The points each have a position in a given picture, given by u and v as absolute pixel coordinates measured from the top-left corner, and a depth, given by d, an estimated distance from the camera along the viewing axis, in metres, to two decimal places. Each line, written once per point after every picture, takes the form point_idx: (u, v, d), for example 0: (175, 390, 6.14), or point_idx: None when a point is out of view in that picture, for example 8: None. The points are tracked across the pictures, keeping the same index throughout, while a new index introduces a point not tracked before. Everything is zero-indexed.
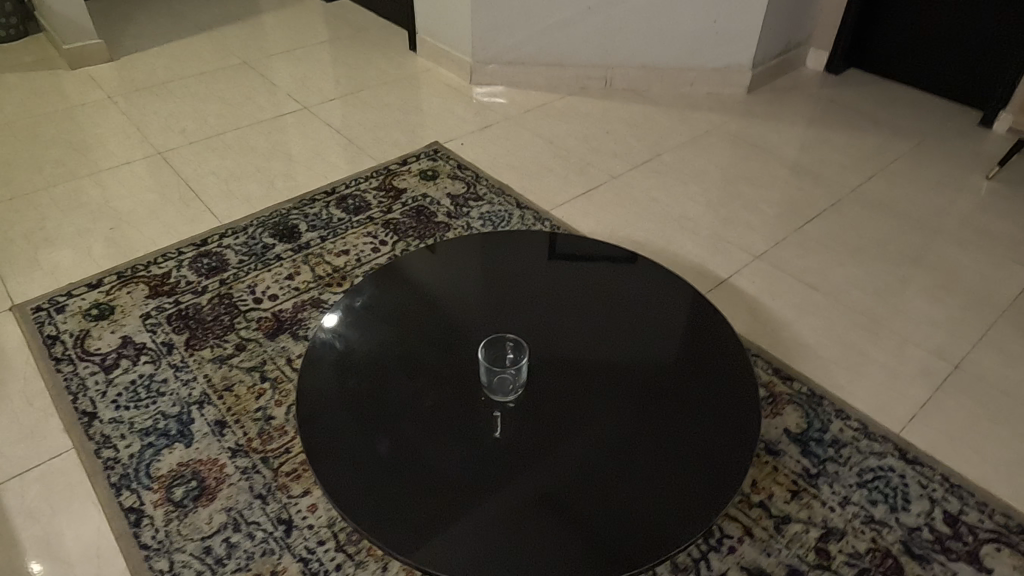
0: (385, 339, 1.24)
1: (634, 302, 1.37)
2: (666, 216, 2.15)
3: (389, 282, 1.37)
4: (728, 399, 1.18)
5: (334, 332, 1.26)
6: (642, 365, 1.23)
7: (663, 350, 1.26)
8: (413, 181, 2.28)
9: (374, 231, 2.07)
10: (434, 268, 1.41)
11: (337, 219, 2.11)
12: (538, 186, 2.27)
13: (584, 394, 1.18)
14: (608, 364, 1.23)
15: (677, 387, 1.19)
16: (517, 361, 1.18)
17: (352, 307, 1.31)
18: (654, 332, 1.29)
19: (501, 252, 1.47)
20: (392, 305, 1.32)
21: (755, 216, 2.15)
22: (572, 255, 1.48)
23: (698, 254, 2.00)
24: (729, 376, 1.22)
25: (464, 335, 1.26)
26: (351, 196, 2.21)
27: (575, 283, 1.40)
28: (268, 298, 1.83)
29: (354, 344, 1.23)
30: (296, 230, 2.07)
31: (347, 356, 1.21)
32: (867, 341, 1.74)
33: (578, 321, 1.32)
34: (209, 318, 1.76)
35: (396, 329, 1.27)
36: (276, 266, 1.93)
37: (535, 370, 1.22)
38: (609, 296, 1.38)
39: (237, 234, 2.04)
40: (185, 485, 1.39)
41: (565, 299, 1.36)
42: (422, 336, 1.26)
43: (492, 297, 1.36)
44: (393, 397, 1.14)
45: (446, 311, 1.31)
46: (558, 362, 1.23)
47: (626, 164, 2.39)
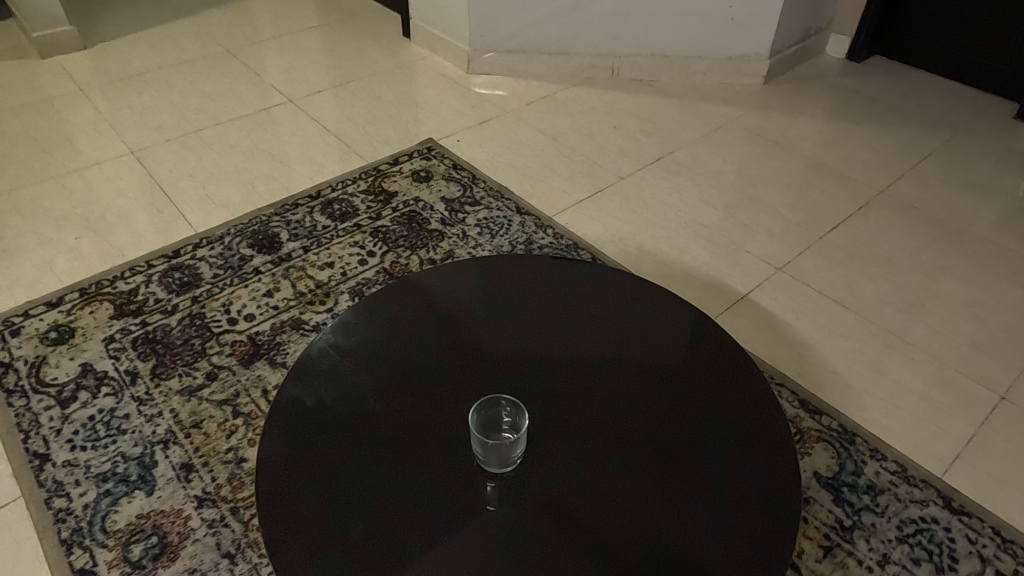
0: (364, 386, 1.08)
1: (648, 331, 1.20)
2: (679, 223, 1.98)
3: (368, 318, 1.20)
4: (763, 452, 1.00)
5: (307, 376, 1.09)
6: (658, 411, 1.06)
7: (685, 392, 1.09)
8: (404, 184, 2.11)
9: (361, 241, 1.90)
10: (421, 296, 1.25)
11: (321, 227, 1.94)
12: (540, 189, 2.10)
13: (592, 450, 1.01)
14: (621, 412, 1.06)
15: (701, 438, 1.02)
16: (515, 426, 1.02)
17: (329, 344, 1.14)
18: (672, 370, 1.12)
19: (498, 279, 1.30)
20: (375, 342, 1.15)
21: (776, 222, 1.98)
22: (577, 280, 1.30)
23: (714, 266, 1.84)
24: (762, 423, 1.04)
25: (456, 380, 1.10)
26: (337, 201, 2.04)
27: (582, 312, 1.23)
28: (244, 318, 1.67)
29: (328, 392, 1.07)
30: (277, 239, 1.90)
31: (319, 409, 1.04)
32: (902, 367, 1.58)
33: (585, 358, 1.15)
34: (178, 342, 1.60)
35: (377, 372, 1.10)
36: (254, 281, 1.77)
37: (536, 423, 1.05)
38: (621, 325, 1.21)
39: (212, 245, 1.88)
40: (144, 542, 1.24)
41: (572, 330, 1.20)
42: (407, 381, 1.09)
43: (489, 331, 1.19)
44: (370, 462, 0.98)
45: (435, 351, 1.15)
46: (563, 410, 1.07)
47: (635, 163, 2.21)
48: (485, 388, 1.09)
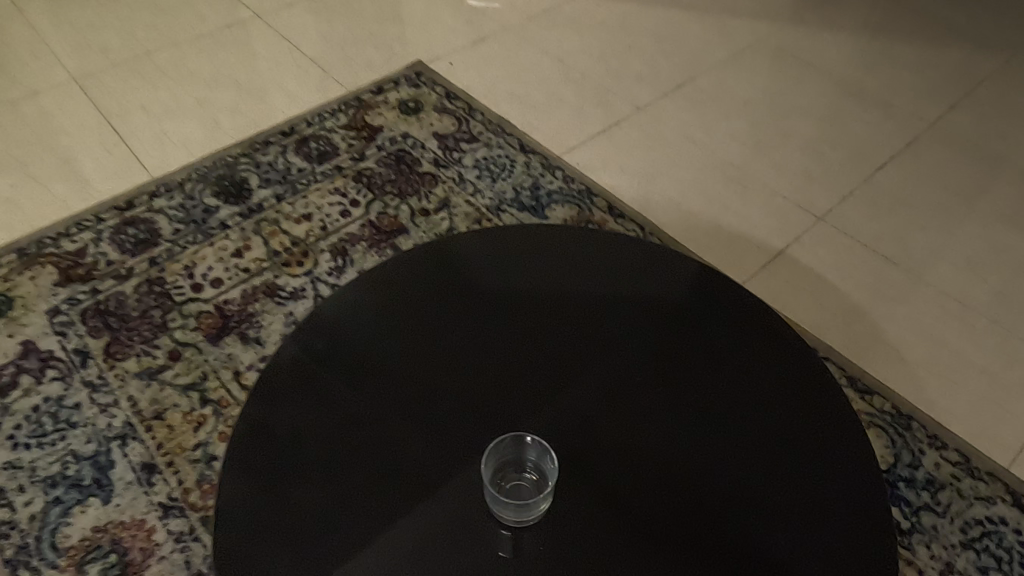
0: (347, 398, 0.88)
1: (690, 314, 0.98)
2: (706, 163, 1.74)
3: (351, 314, 0.97)
4: (841, 483, 0.82)
5: (275, 387, 0.88)
6: (709, 425, 0.87)
7: (739, 397, 0.89)
8: (390, 116, 1.84)
9: (342, 187, 1.66)
10: (414, 274, 1.03)
11: (296, 170, 1.70)
12: (546, 123, 1.84)
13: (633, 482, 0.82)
14: (666, 427, 0.86)
15: (765, 463, 0.84)
16: (541, 468, 0.85)
17: (304, 343, 0.93)
18: (724, 367, 0.92)
19: (505, 253, 1.06)
20: (360, 339, 0.94)
21: (815, 162, 1.74)
22: (602, 252, 1.07)
23: (745, 216, 1.62)
24: (837, 440, 0.86)
25: (460, 386, 0.90)
26: (314, 138, 1.78)
27: (611, 289, 1.01)
28: (210, 284, 1.45)
29: (302, 409, 0.86)
30: (246, 186, 1.66)
31: (293, 433, 0.84)
32: (960, 337, 1.40)
33: (617, 350, 0.94)
34: (134, 315, 1.39)
35: (364, 377, 0.90)
36: (220, 239, 1.54)
37: (561, 443, 0.86)
38: (659, 306, 0.99)
39: (172, 195, 1.63)
40: (102, 562, 1.08)
41: (598, 314, 0.98)
42: (400, 389, 0.89)
43: (498, 317, 0.98)
44: (360, 504, 0.79)
45: (434, 346, 0.94)
46: (594, 427, 0.87)
47: (653, 91, 1.94)
48: (497, 397, 0.89)
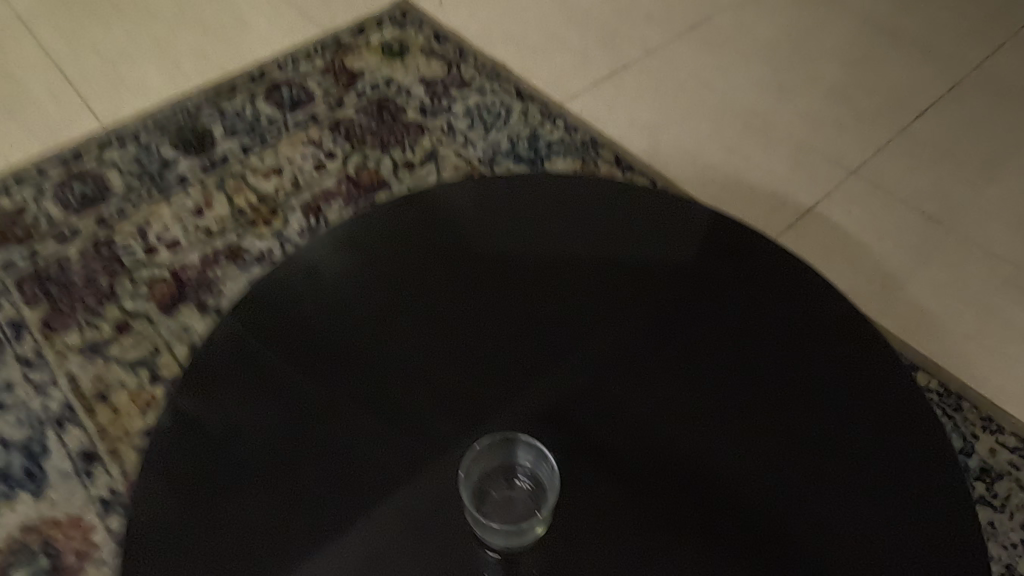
0: (300, 385, 0.72)
1: (720, 281, 0.81)
2: (724, 111, 1.55)
3: (310, 279, 0.81)
4: (906, 481, 0.67)
5: (211, 370, 0.72)
6: (748, 421, 0.70)
7: (784, 385, 0.73)
8: (372, 60, 1.64)
9: (317, 137, 1.48)
10: (383, 236, 0.85)
11: (265, 119, 1.51)
12: (546, 67, 1.64)
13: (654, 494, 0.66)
14: (694, 421, 0.70)
15: (813, 458, 0.68)
16: (538, 473, 0.69)
17: (248, 316, 0.77)
18: (762, 349, 0.76)
19: (497, 206, 0.89)
20: (318, 311, 0.78)
21: (847, 109, 1.56)
22: (613, 205, 0.89)
23: (770, 170, 1.44)
24: (903, 433, 0.70)
25: (441, 373, 0.74)
26: (287, 83, 1.59)
27: (622, 250, 0.84)
28: (165, 246, 1.28)
29: (243, 401, 0.70)
30: (209, 137, 1.47)
31: (230, 430, 0.68)
32: (1013, 306, 1.24)
33: (632, 329, 0.77)
34: (78, 282, 1.22)
35: (321, 357, 0.74)
36: (177, 195, 1.37)
37: (564, 443, 0.70)
38: (681, 271, 0.82)
39: (125, 146, 1.45)
40: (31, 566, 0.93)
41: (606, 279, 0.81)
42: (367, 378, 0.73)
43: (486, 284, 0.81)
44: (316, 521, 0.64)
45: (410, 321, 0.77)
46: (605, 422, 0.71)
47: (665, 32, 1.74)
48: (485, 384, 0.73)
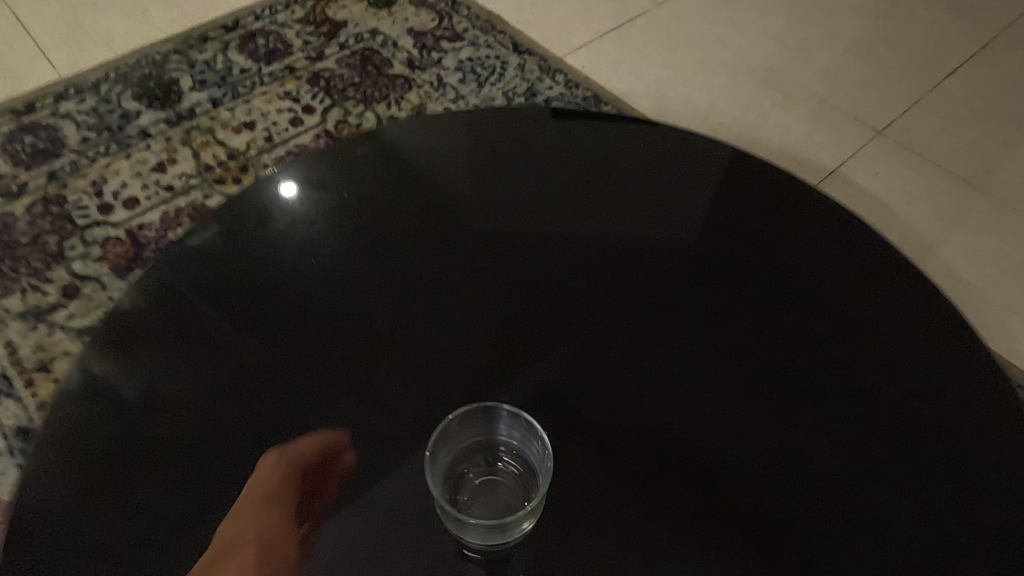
0: (239, 344, 0.60)
1: (747, 237, 0.70)
2: (739, 67, 1.43)
3: (261, 219, 0.70)
4: (955, 424, 0.57)
5: (131, 327, 0.60)
6: (788, 399, 0.59)
7: (832, 358, 0.61)
8: (356, 10, 1.51)
9: (294, 89, 1.35)
10: (351, 178, 0.74)
11: (238, 70, 1.38)
12: (545, 20, 1.52)
13: (676, 483, 0.55)
14: (704, 377, 0.60)
15: (841, 408, 0.59)
16: (524, 453, 0.57)
17: (182, 263, 0.65)
18: (803, 316, 0.64)
19: (477, 144, 0.79)
20: (270, 260, 0.67)
21: (872, 67, 1.43)
22: (607, 143, 0.79)
23: (789, 129, 1.32)
24: (950, 375, 0.60)
25: (416, 335, 0.62)
26: (263, 33, 1.46)
27: (628, 199, 0.73)
28: (122, 204, 1.16)
29: (168, 364, 0.59)
30: (175, 89, 1.35)
31: (151, 397, 0.56)
32: None
33: (644, 288, 0.66)
34: (23, 241, 1.11)
35: (271, 302, 0.63)
36: (138, 150, 1.24)
37: (561, 417, 0.58)
38: (700, 225, 0.71)
39: (83, 97, 1.32)
40: None
41: (611, 231, 0.70)
42: (326, 339, 0.61)
43: (469, 237, 0.70)
44: (253, 508, 0.51)
45: (378, 278, 0.66)
46: (611, 393, 0.59)
47: None
48: (466, 347, 0.62)
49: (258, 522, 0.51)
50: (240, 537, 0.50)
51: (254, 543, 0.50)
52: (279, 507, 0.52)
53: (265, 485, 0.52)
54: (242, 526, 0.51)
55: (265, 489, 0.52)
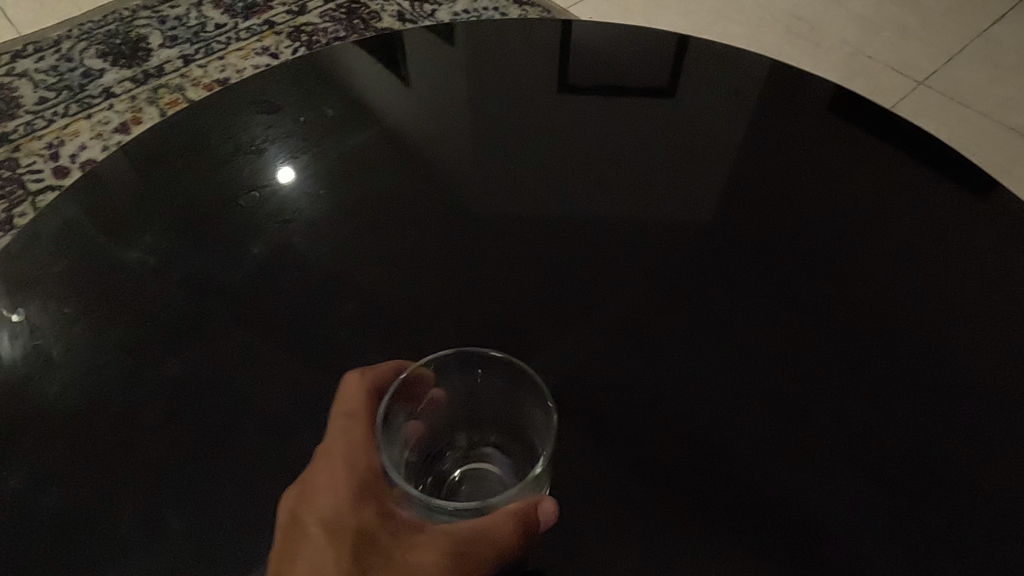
0: (148, 290, 0.47)
1: (812, 149, 0.54)
2: (762, 16, 1.30)
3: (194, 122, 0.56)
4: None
5: (14, 264, 0.47)
6: (891, 381, 0.43)
7: (932, 322, 0.45)
8: None
9: (273, 44, 1.23)
10: (299, 89, 0.59)
11: (213, 24, 1.26)
12: None
13: (764, 513, 0.38)
14: (739, 281, 0.48)
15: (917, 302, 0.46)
16: (516, 424, 0.41)
17: (83, 186, 0.52)
18: (881, 229, 0.50)
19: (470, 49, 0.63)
20: (188, 188, 0.52)
21: (911, 13, 1.30)
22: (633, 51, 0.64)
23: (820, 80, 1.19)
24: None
25: (376, 293, 0.47)
26: None
27: (658, 115, 0.58)
28: (80, 167, 1.05)
29: (55, 310, 0.45)
30: (143, 45, 1.23)
31: (33, 353, 0.43)
32: None
33: (670, 223, 0.51)
34: None
35: (198, 232, 0.50)
36: (100, 110, 1.13)
37: (573, 396, 0.42)
38: (755, 139, 0.55)
39: (42, 55, 1.21)
40: None
41: (623, 149, 0.55)
42: (254, 297, 0.47)
43: (442, 162, 0.55)
44: (152, 510, 0.38)
45: (323, 215, 0.51)
46: (641, 365, 0.43)
47: None
48: (436, 300, 0.47)
49: (346, 434, 0.36)
50: (328, 451, 0.36)
51: (343, 455, 0.35)
52: (371, 420, 0.37)
53: (348, 401, 0.37)
54: (332, 439, 0.36)
55: (345, 402, 0.37)
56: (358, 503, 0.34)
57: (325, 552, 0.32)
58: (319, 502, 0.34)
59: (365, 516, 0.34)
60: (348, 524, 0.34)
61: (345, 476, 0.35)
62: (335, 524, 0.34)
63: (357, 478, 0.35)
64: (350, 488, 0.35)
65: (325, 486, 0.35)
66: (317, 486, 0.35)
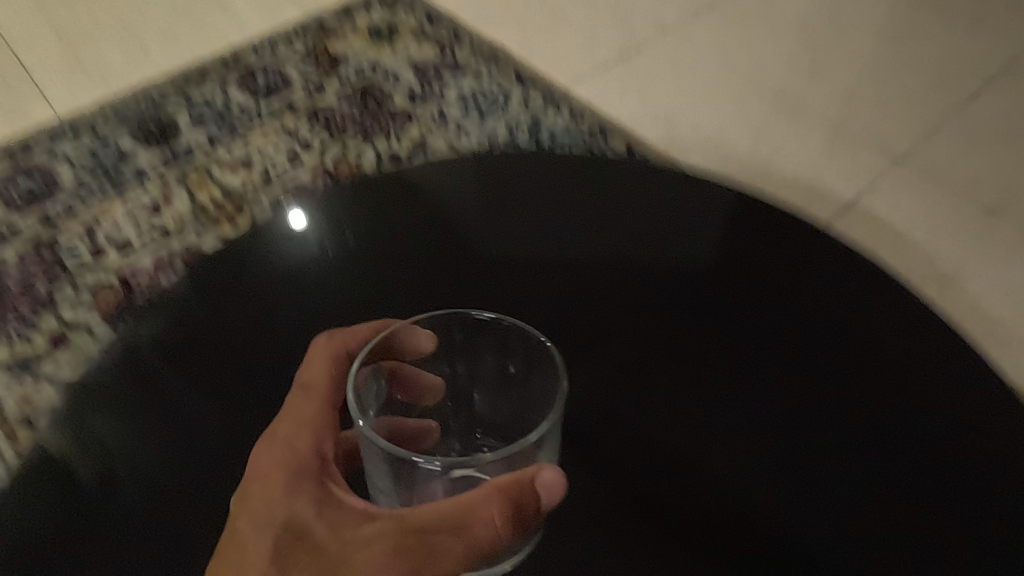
0: None
1: None
2: (749, 93, 1.39)
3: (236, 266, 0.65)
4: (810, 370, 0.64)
5: None
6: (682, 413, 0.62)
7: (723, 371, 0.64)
8: (357, 44, 1.49)
9: (293, 126, 1.32)
10: (329, 221, 0.79)
11: (237, 106, 1.36)
12: (549, 50, 1.49)
13: (654, 521, 0.57)
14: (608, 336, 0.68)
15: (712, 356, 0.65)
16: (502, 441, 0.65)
17: None
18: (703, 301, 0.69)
19: None
20: None
21: (890, 90, 1.39)
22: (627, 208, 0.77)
23: (802, 158, 1.28)
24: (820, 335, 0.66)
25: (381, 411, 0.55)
26: (263, 69, 1.44)
27: None
28: (114, 248, 1.13)
29: (127, 424, 0.63)
30: (173, 127, 1.33)
31: None
32: None
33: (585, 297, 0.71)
34: (14, 289, 1.08)
35: None
36: (133, 190, 1.22)
37: None
38: None
39: (80, 136, 1.31)
40: None
41: (583, 268, 0.73)
42: None
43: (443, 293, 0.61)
44: None
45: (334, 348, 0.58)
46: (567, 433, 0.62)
47: (682, 13, 1.59)
48: None
49: (288, 424, 0.57)
50: (269, 443, 0.56)
51: (281, 442, 0.56)
52: (319, 400, 0.58)
53: (307, 378, 0.59)
54: (271, 439, 0.56)
55: (305, 375, 0.59)
56: (289, 487, 0.55)
57: (258, 529, 0.53)
58: (255, 492, 0.54)
59: (292, 501, 0.54)
60: (277, 512, 0.54)
61: (276, 473, 0.55)
62: (268, 506, 0.54)
63: (288, 471, 0.55)
64: (279, 480, 0.55)
65: (261, 481, 0.55)
66: (254, 476, 0.55)
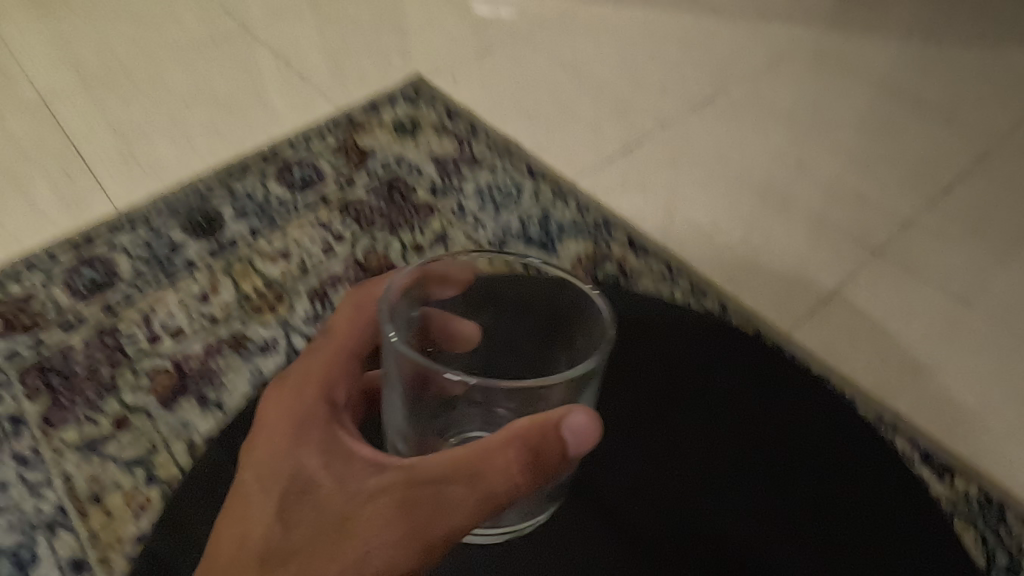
0: None
1: None
2: (740, 186, 1.53)
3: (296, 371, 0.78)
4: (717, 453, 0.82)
5: None
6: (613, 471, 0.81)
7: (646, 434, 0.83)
8: (384, 138, 1.64)
9: (326, 219, 1.46)
10: None
11: (275, 199, 1.51)
12: (558, 144, 1.64)
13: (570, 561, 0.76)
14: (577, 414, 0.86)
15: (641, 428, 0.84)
16: None
17: None
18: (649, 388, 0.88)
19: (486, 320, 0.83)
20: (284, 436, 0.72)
21: (866, 186, 1.54)
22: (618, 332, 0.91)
23: (789, 250, 1.40)
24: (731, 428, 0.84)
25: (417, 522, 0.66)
26: (298, 162, 1.59)
27: None
28: (168, 335, 1.26)
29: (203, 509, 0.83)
30: (218, 220, 1.47)
31: None
32: None
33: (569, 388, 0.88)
34: (81, 373, 1.21)
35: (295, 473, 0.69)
36: (183, 280, 1.36)
37: None
38: None
39: (135, 228, 1.45)
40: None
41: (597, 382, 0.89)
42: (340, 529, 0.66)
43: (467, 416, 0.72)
44: None
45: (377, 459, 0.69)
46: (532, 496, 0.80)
47: (678, 107, 1.74)
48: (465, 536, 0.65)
49: (305, 382, 0.75)
50: (283, 394, 0.74)
51: (295, 389, 0.74)
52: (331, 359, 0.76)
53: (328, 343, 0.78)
54: (287, 392, 0.74)
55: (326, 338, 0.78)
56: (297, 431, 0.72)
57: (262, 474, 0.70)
58: (266, 435, 0.72)
59: (298, 445, 0.71)
60: (281, 462, 0.70)
61: (284, 422, 0.72)
62: (277, 445, 0.71)
63: (297, 420, 0.72)
64: (289, 425, 0.72)
65: (273, 433, 0.72)
66: (265, 425, 0.73)
